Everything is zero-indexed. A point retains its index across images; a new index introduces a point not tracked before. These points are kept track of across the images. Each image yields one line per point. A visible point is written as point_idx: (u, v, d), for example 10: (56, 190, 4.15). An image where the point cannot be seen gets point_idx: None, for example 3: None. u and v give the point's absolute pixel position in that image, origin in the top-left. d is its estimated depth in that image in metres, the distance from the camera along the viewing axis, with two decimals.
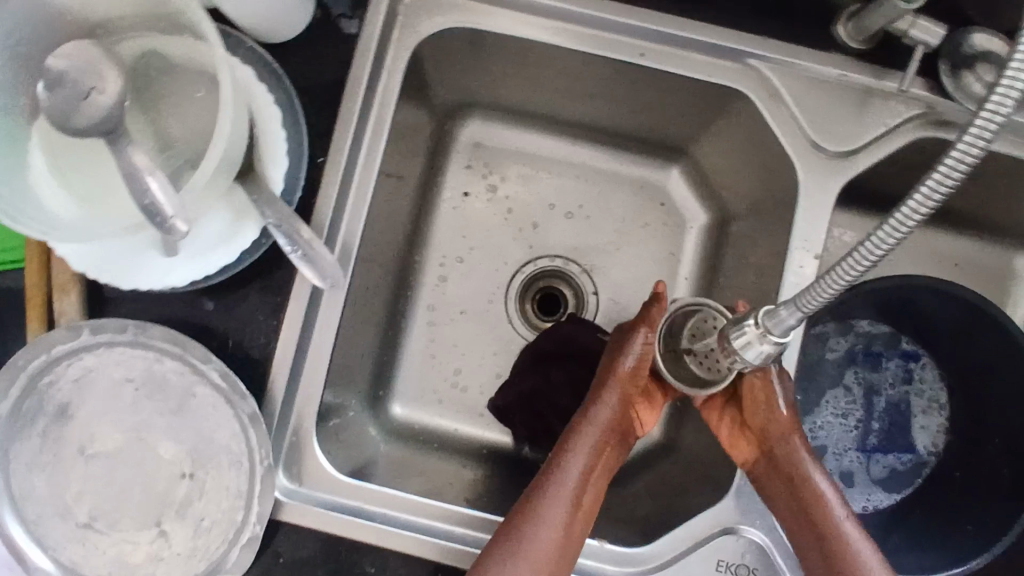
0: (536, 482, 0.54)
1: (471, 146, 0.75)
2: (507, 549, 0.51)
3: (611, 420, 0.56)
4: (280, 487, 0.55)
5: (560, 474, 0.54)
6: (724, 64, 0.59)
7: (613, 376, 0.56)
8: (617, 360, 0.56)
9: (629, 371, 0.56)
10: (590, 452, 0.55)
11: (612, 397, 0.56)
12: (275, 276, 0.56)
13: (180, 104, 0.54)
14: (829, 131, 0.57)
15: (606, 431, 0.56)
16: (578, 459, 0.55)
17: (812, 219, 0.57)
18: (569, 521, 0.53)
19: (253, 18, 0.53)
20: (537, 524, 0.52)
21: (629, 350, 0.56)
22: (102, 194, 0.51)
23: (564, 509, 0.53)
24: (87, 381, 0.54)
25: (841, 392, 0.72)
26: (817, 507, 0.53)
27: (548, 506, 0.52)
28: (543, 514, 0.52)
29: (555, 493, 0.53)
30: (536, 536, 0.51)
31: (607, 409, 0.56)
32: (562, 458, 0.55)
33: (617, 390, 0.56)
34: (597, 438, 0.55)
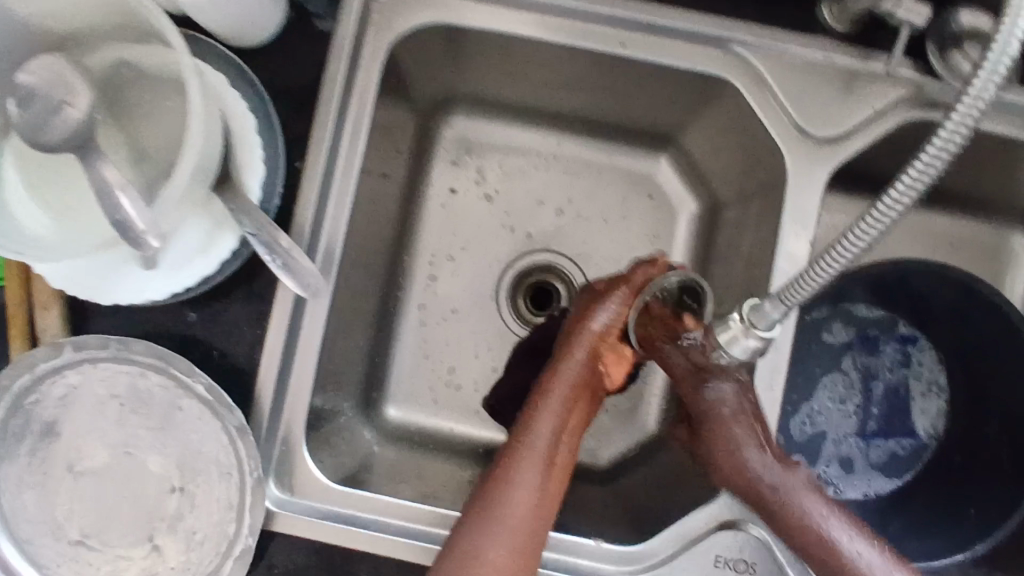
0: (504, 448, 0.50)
1: (456, 143, 0.74)
2: (479, 513, 0.48)
3: (580, 376, 0.51)
4: (272, 497, 0.54)
5: (529, 435, 0.50)
6: (707, 52, 0.57)
7: (585, 333, 0.51)
8: (587, 315, 0.52)
9: (599, 329, 0.51)
10: (560, 407, 0.50)
11: (584, 351, 0.51)
12: (259, 285, 0.55)
13: (152, 113, 0.53)
14: (817, 117, 0.56)
15: (578, 387, 0.51)
16: (548, 415, 0.50)
17: (802, 206, 0.56)
18: (543, 479, 0.49)
19: (221, 23, 0.52)
20: (508, 487, 0.48)
21: (601, 309, 0.51)
22: (79, 210, 0.51)
23: (537, 473, 0.49)
24: (72, 398, 0.53)
25: (839, 377, 0.71)
26: (810, 534, 0.48)
27: (519, 468, 0.49)
28: (513, 478, 0.48)
29: (526, 458, 0.49)
30: (507, 498, 0.48)
31: (574, 363, 0.51)
32: (530, 417, 0.50)
33: (585, 345, 0.51)
34: (567, 393, 0.50)
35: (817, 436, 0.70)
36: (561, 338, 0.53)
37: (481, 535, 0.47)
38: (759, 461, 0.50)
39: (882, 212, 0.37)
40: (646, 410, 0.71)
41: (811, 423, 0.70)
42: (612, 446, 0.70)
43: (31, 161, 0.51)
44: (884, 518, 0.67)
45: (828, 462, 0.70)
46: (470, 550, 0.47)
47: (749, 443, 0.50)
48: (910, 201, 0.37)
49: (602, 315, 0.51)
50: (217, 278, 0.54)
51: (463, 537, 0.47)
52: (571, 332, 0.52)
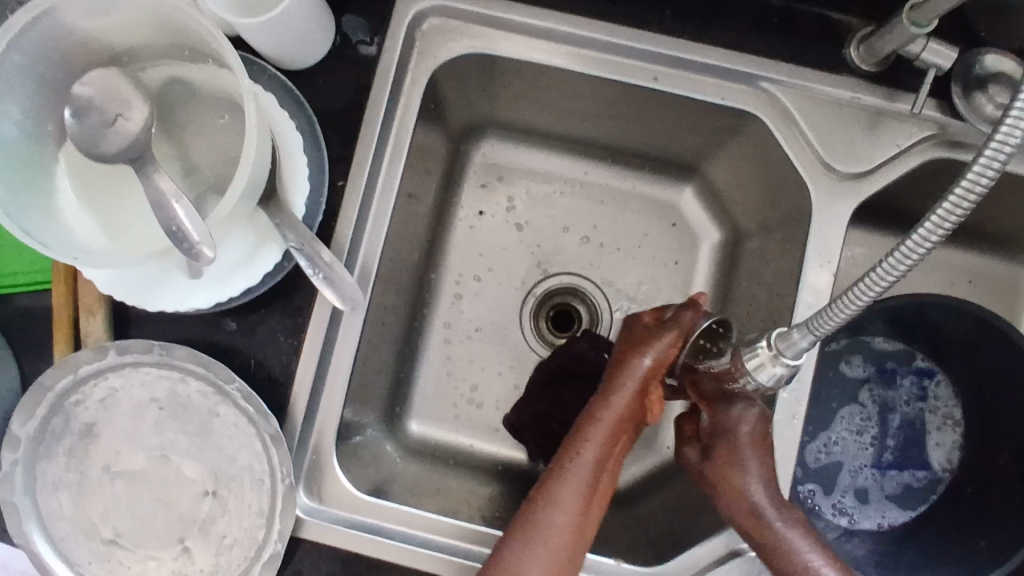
0: (548, 472, 0.52)
1: (486, 166, 0.76)
2: (523, 538, 0.50)
3: (628, 410, 0.52)
4: (303, 505, 0.55)
5: (576, 463, 0.51)
6: (735, 87, 0.59)
7: (636, 365, 0.52)
8: (641, 347, 0.53)
9: (649, 365, 0.52)
10: (606, 440, 0.52)
11: (634, 382, 0.52)
12: (297, 297, 0.57)
13: (202, 128, 0.55)
14: (840, 153, 0.58)
15: (624, 420, 0.52)
16: (594, 447, 0.52)
17: (824, 239, 0.58)
18: (585, 508, 0.51)
19: (275, 46, 0.54)
20: (552, 515, 0.50)
21: (653, 347, 0.52)
22: (130, 220, 0.53)
23: (580, 499, 0.51)
24: (112, 401, 0.55)
25: (856, 409, 0.72)
26: None
27: (563, 498, 0.51)
28: (557, 503, 0.50)
29: (570, 484, 0.51)
30: (552, 525, 0.50)
31: (621, 399, 0.52)
32: (575, 447, 0.52)
33: (633, 381, 0.52)
34: (612, 424, 0.52)
35: (832, 465, 0.71)
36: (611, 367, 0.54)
37: (527, 557, 0.49)
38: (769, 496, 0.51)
39: (913, 246, 0.39)
40: (664, 434, 0.72)
41: (826, 453, 0.71)
42: (630, 468, 0.71)
43: (85, 170, 0.53)
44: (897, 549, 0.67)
45: (843, 492, 0.71)
46: (516, 567, 0.49)
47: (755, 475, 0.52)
48: (940, 235, 0.39)
49: (654, 352, 0.52)
50: (259, 289, 0.56)
51: (505, 556, 0.50)
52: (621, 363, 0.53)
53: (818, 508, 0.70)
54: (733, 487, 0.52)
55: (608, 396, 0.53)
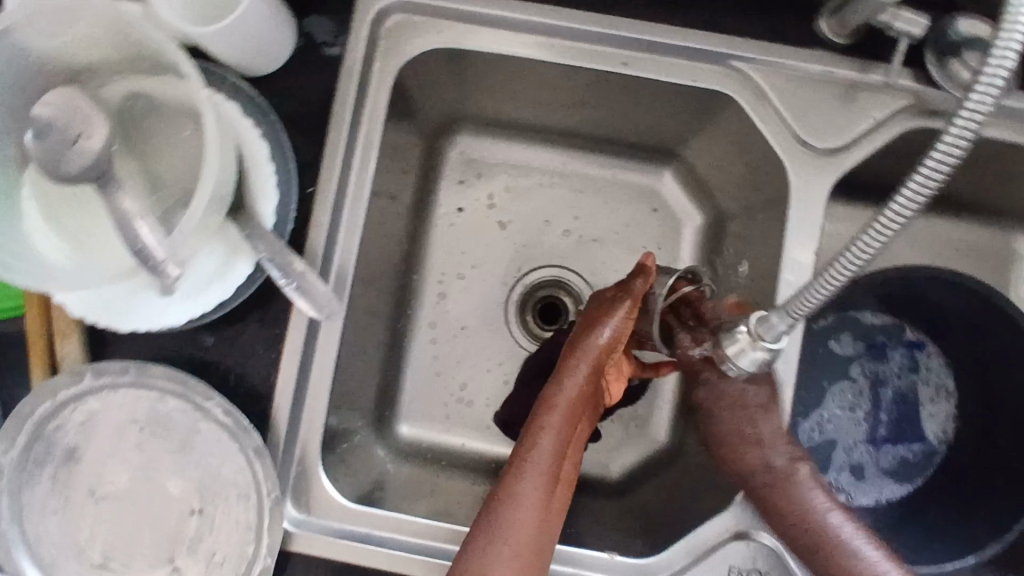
0: (508, 464, 0.50)
1: (463, 161, 0.75)
2: (489, 530, 0.48)
3: (585, 390, 0.52)
4: (290, 517, 0.55)
5: (536, 449, 0.50)
6: (708, 67, 0.58)
7: (591, 344, 0.52)
8: (595, 324, 0.53)
9: (604, 342, 0.52)
10: (565, 423, 0.51)
11: (591, 362, 0.52)
12: (273, 307, 0.56)
13: (165, 142, 0.54)
14: (817, 129, 0.57)
15: (581, 401, 0.52)
16: (554, 432, 0.50)
17: (805, 216, 0.57)
18: (548, 496, 0.49)
19: (234, 53, 0.53)
20: (515, 506, 0.48)
21: (607, 323, 0.52)
22: (97, 239, 0.52)
23: (542, 490, 0.49)
24: (92, 424, 0.54)
25: (848, 385, 0.72)
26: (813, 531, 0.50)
27: (526, 486, 0.49)
28: (520, 495, 0.49)
29: (531, 472, 0.49)
30: (517, 515, 0.48)
31: (577, 379, 0.52)
32: (535, 433, 0.51)
33: (589, 359, 0.52)
34: (570, 407, 0.51)
35: (827, 443, 0.70)
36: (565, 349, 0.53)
37: (493, 551, 0.47)
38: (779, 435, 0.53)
39: (888, 221, 0.38)
40: (657, 421, 0.71)
41: (820, 430, 0.71)
42: (623, 458, 0.71)
43: (48, 192, 0.52)
44: (896, 524, 0.67)
45: (839, 469, 0.70)
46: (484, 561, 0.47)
47: (767, 411, 0.53)
48: (917, 206, 0.38)
49: (609, 328, 0.52)
50: (233, 303, 0.55)
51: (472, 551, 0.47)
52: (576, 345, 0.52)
53: None
54: (744, 419, 0.53)
55: (563, 378, 0.52)
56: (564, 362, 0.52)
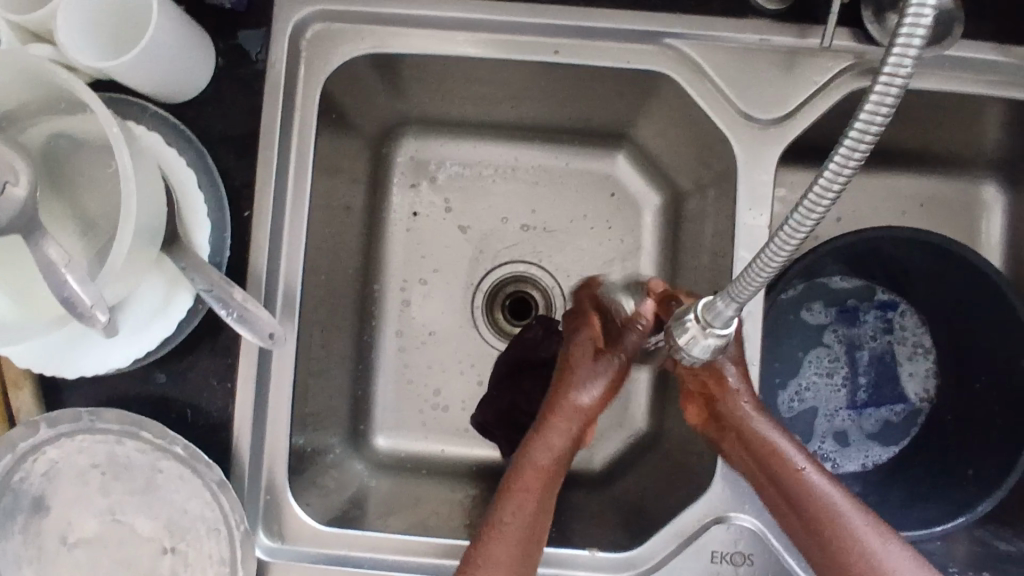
0: (485, 522, 0.51)
1: (412, 164, 0.73)
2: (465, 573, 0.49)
3: (564, 452, 0.52)
4: (264, 546, 0.54)
5: (512, 511, 0.50)
6: (639, 47, 0.56)
7: (571, 405, 0.53)
8: (576, 383, 0.53)
9: (586, 402, 0.53)
10: (543, 485, 0.51)
11: (572, 422, 0.53)
12: (222, 338, 0.55)
13: (91, 182, 0.53)
14: (759, 100, 0.55)
15: (560, 461, 0.52)
16: (532, 493, 0.51)
17: (756, 190, 0.55)
18: (524, 559, 0.49)
19: (148, 83, 0.52)
20: (489, 566, 0.48)
21: (591, 382, 0.53)
22: (32, 290, 0.51)
23: (517, 552, 0.49)
24: (55, 473, 0.54)
25: (824, 352, 0.70)
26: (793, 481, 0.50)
27: (501, 549, 0.49)
28: (495, 556, 0.49)
29: (506, 534, 0.50)
30: (488, 574, 0.48)
31: (559, 440, 0.52)
32: (512, 494, 0.51)
33: (570, 419, 0.53)
34: (547, 472, 0.52)
35: (807, 412, 0.69)
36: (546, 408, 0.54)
37: None
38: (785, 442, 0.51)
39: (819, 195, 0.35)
40: (634, 408, 0.70)
41: (799, 400, 0.70)
42: (603, 449, 0.70)
43: None
44: (884, 488, 0.66)
45: (823, 437, 0.69)
46: None
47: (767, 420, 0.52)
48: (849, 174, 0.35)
49: (593, 388, 0.53)
50: (175, 340, 0.54)
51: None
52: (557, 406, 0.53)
53: None
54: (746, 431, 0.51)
55: (541, 440, 0.52)
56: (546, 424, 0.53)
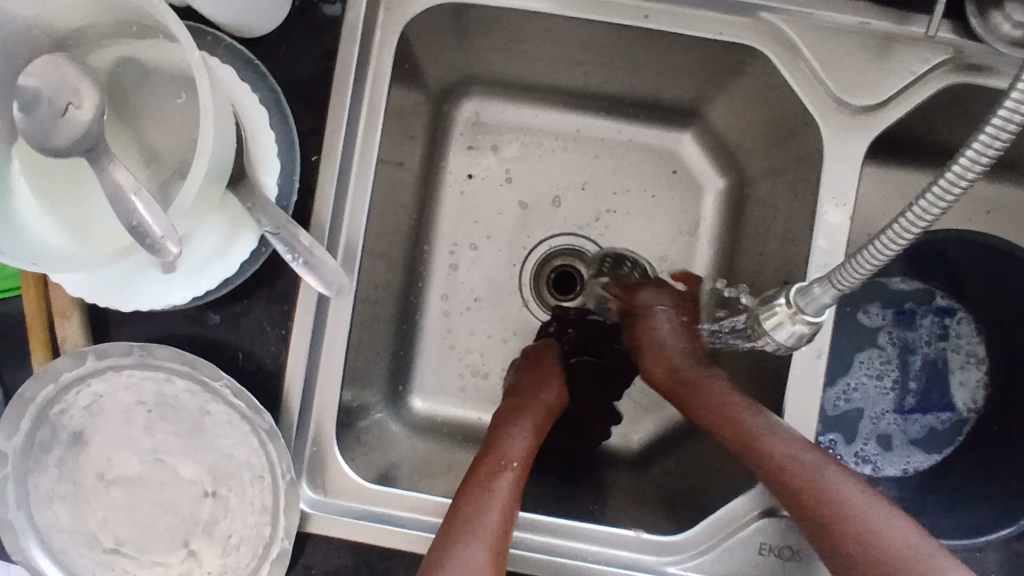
0: (486, 461, 0.54)
1: (471, 125, 0.71)
2: (478, 497, 0.51)
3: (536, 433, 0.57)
4: (306, 499, 0.53)
5: (502, 456, 0.54)
6: (730, 19, 0.53)
7: (543, 393, 0.61)
8: (547, 379, 0.63)
9: (550, 398, 0.61)
10: (523, 447, 0.55)
11: (544, 401, 0.61)
12: (279, 284, 0.53)
13: (161, 112, 0.51)
14: (851, 85, 0.52)
15: (534, 437, 0.57)
16: (517, 447, 0.55)
17: (839, 179, 0.52)
18: (514, 493, 0.52)
19: (224, 14, 0.49)
20: (492, 494, 0.51)
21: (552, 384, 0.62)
22: (90, 220, 0.50)
23: (511, 491, 0.52)
24: (98, 407, 0.53)
25: (875, 352, 0.69)
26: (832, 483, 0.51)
27: (500, 480, 0.52)
28: (498, 482, 0.52)
29: (503, 471, 0.53)
30: (491, 498, 0.51)
31: (529, 423, 0.58)
32: (505, 443, 0.55)
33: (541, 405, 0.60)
34: (530, 436, 0.57)
35: (853, 412, 0.68)
36: (512, 395, 0.62)
37: (482, 509, 0.50)
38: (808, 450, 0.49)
39: (954, 178, 0.35)
40: None
41: (846, 399, 0.68)
42: (641, 430, 0.70)
43: (44, 167, 0.50)
44: (922, 495, 0.65)
45: (866, 440, 0.68)
46: (474, 516, 0.49)
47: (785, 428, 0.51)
48: (985, 164, 0.35)
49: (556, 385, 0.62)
50: (239, 280, 0.52)
51: (474, 503, 0.50)
52: (524, 390, 0.61)
53: (840, 458, 0.67)
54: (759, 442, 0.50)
55: (509, 421, 0.58)
56: (515, 410, 0.59)
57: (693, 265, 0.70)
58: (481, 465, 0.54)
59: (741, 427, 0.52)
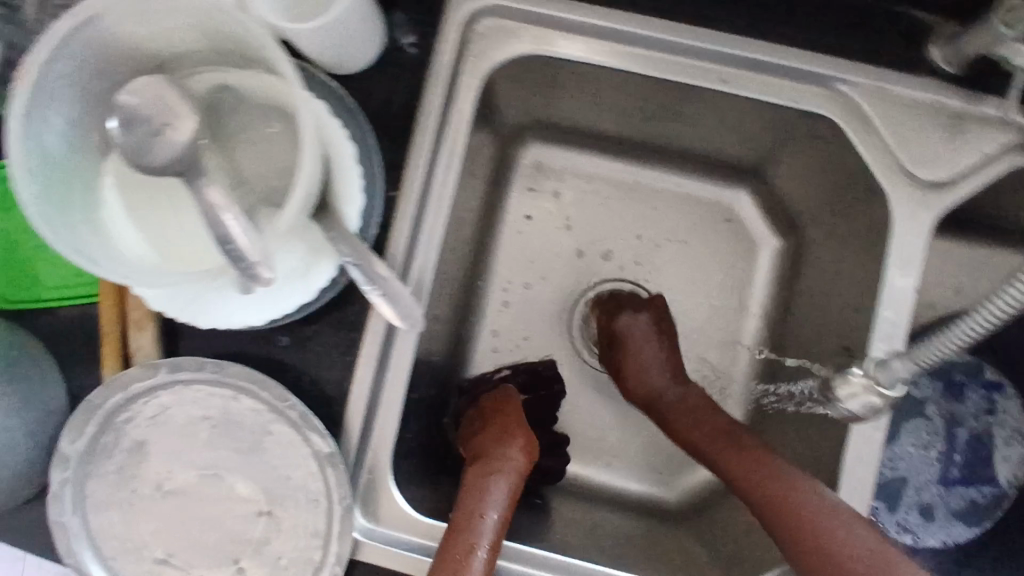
0: (453, 539, 0.51)
1: (534, 168, 0.73)
2: None
3: (507, 501, 0.54)
4: (359, 527, 0.53)
5: (469, 534, 0.51)
6: (810, 90, 0.55)
7: (508, 450, 0.56)
8: (513, 432, 0.57)
9: (516, 453, 0.56)
10: (492, 521, 0.52)
11: (512, 458, 0.55)
12: (350, 311, 0.55)
13: (254, 141, 0.52)
14: (922, 159, 0.53)
15: (505, 508, 0.53)
16: (486, 521, 0.52)
17: (907, 250, 0.53)
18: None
19: (322, 49, 0.51)
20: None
21: (516, 436, 0.57)
22: (173, 238, 0.51)
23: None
24: (163, 419, 0.54)
25: (922, 423, 0.69)
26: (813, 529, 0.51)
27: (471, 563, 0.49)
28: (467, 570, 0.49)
29: (472, 553, 0.50)
30: None
31: (498, 489, 0.54)
32: (471, 518, 0.52)
33: (509, 464, 0.55)
34: (499, 503, 0.53)
35: (897, 480, 0.68)
36: (478, 449, 0.57)
37: None
38: (811, 481, 0.51)
39: None
40: None
41: (890, 467, 0.69)
42: (684, 483, 0.70)
43: (134, 184, 0.51)
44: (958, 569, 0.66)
45: (908, 509, 0.68)
46: None
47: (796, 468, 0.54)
48: None
49: (522, 436, 0.57)
50: (315, 304, 0.54)
51: None
52: (490, 452, 0.56)
53: (882, 525, 0.68)
54: (766, 472, 0.53)
55: (477, 491, 0.53)
56: (481, 472, 0.54)
57: (744, 320, 0.71)
58: (448, 542, 0.51)
59: (746, 461, 0.55)
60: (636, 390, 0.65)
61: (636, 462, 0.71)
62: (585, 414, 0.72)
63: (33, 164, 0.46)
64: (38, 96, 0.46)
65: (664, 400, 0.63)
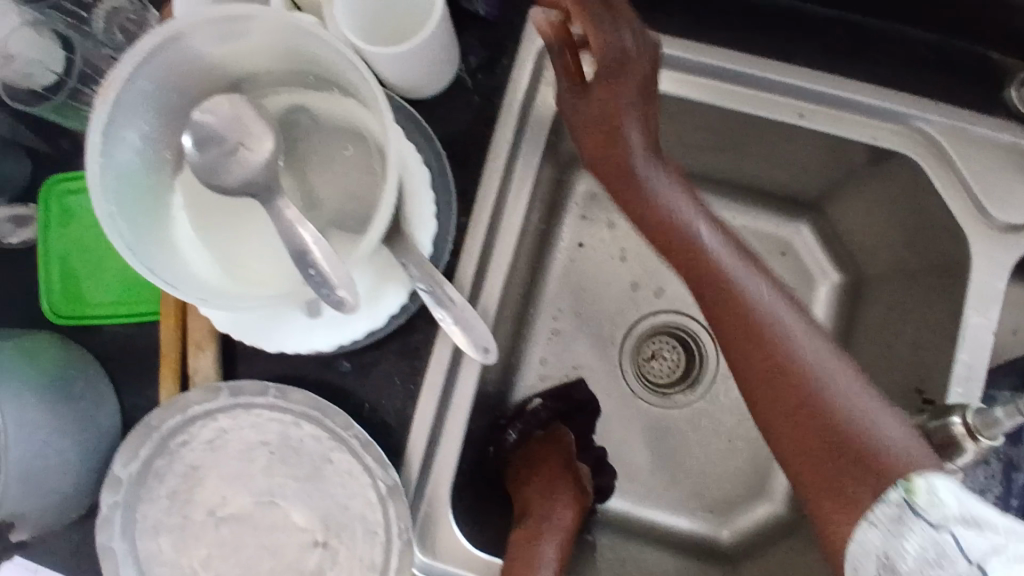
0: None
1: (588, 197, 0.72)
2: None
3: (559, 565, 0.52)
4: (418, 563, 0.51)
5: None
6: (887, 127, 0.54)
7: (555, 511, 0.54)
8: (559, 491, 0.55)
9: (563, 514, 0.54)
10: None
11: (559, 519, 0.54)
12: (413, 339, 0.54)
13: (326, 163, 0.51)
14: (1001, 199, 0.53)
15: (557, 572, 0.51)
16: None
17: (984, 290, 0.52)
18: None
19: (400, 74, 0.51)
20: None
21: (562, 495, 0.55)
22: (241, 259, 0.50)
23: None
24: (220, 443, 0.53)
25: (982, 466, 0.67)
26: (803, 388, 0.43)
27: None
28: None
29: None
30: None
31: (549, 552, 0.52)
32: None
33: (558, 527, 0.53)
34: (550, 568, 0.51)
35: None
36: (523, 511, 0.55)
37: None
38: (812, 341, 0.45)
39: None
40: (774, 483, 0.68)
41: None
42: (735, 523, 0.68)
43: (205, 203, 0.50)
44: None
45: None
46: None
47: (807, 326, 0.45)
48: None
49: (567, 495, 0.56)
50: (383, 330, 0.52)
51: None
52: (537, 513, 0.54)
53: None
54: (779, 356, 0.44)
55: (527, 552, 0.51)
56: (529, 534, 0.52)
57: None
58: None
59: (750, 323, 0.46)
60: (625, 200, 0.52)
61: (686, 498, 0.69)
62: (635, 448, 0.70)
63: (108, 180, 0.46)
64: (119, 111, 0.46)
65: (676, 233, 0.49)
